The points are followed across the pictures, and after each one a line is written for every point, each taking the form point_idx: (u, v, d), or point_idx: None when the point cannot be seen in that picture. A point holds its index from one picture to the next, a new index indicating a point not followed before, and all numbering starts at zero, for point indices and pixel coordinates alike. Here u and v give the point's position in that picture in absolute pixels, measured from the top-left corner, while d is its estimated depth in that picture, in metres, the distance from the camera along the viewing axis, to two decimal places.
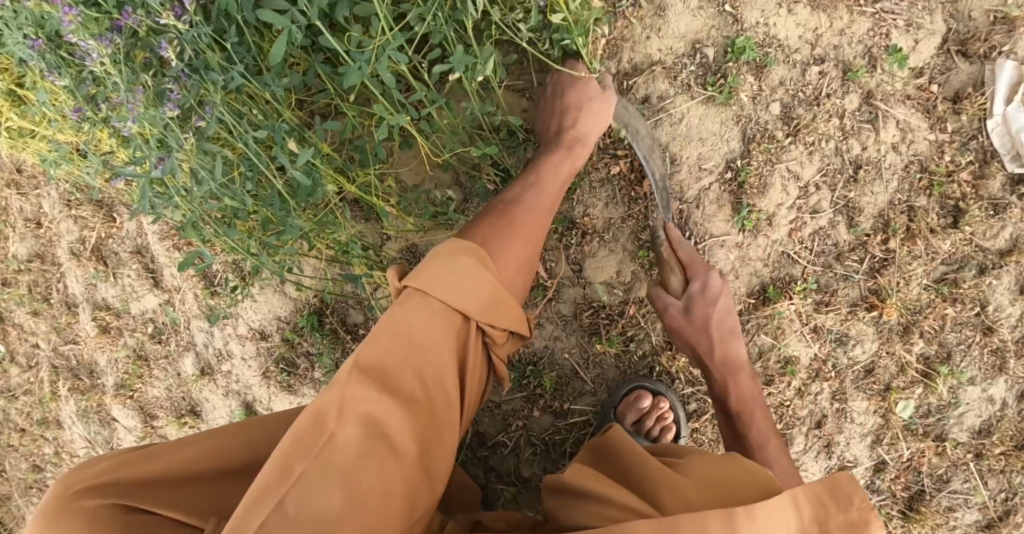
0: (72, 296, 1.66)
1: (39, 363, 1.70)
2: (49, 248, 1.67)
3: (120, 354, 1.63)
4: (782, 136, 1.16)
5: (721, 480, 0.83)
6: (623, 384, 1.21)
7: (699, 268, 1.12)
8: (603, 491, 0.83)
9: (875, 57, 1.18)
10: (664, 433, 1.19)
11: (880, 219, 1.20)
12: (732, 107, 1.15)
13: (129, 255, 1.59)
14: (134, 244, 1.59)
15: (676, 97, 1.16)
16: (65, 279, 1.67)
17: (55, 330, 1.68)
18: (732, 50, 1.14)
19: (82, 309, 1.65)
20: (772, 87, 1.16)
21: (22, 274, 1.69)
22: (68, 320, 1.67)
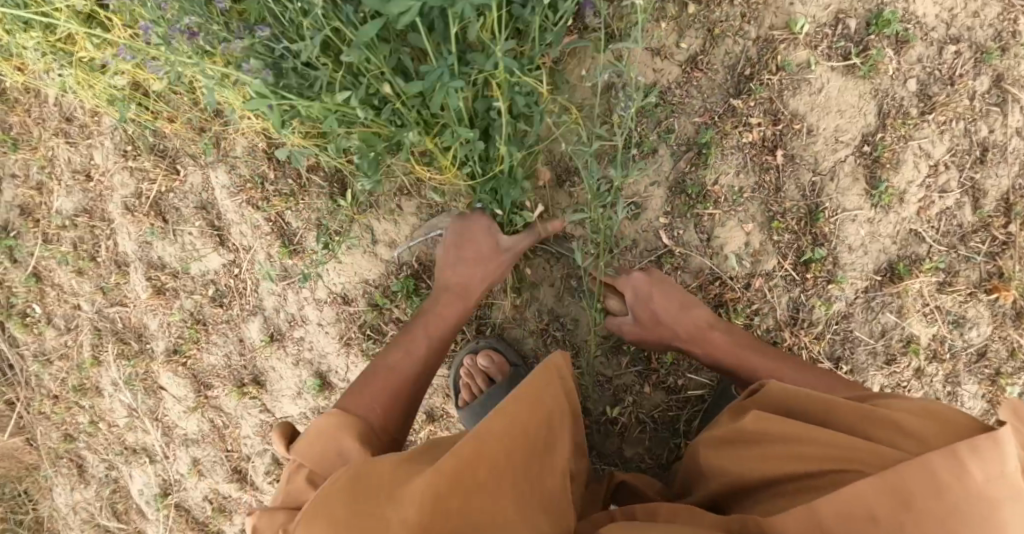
0: (122, 254, 1.56)
1: (80, 325, 1.62)
2: (99, 202, 1.59)
3: (174, 318, 1.53)
4: (917, 113, 1.15)
5: (928, 421, 0.78)
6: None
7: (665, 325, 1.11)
8: (803, 432, 0.81)
9: (1008, 41, 1.14)
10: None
11: (1003, 203, 1.18)
12: (871, 82, 1.14)
13: (192, 211, 1.49)
14: (198, 199, 1.49)
15: (816, 65, 1.14)
16: (115, 237, 1.57)
17: (101, 290, 1.59)
18: (876, 23, 1.12)
19: (134, 269, 1.55)
20: (910, 63, 1.14)
21: (66, 231, 1.60)
22: (117, 280, 1.57)
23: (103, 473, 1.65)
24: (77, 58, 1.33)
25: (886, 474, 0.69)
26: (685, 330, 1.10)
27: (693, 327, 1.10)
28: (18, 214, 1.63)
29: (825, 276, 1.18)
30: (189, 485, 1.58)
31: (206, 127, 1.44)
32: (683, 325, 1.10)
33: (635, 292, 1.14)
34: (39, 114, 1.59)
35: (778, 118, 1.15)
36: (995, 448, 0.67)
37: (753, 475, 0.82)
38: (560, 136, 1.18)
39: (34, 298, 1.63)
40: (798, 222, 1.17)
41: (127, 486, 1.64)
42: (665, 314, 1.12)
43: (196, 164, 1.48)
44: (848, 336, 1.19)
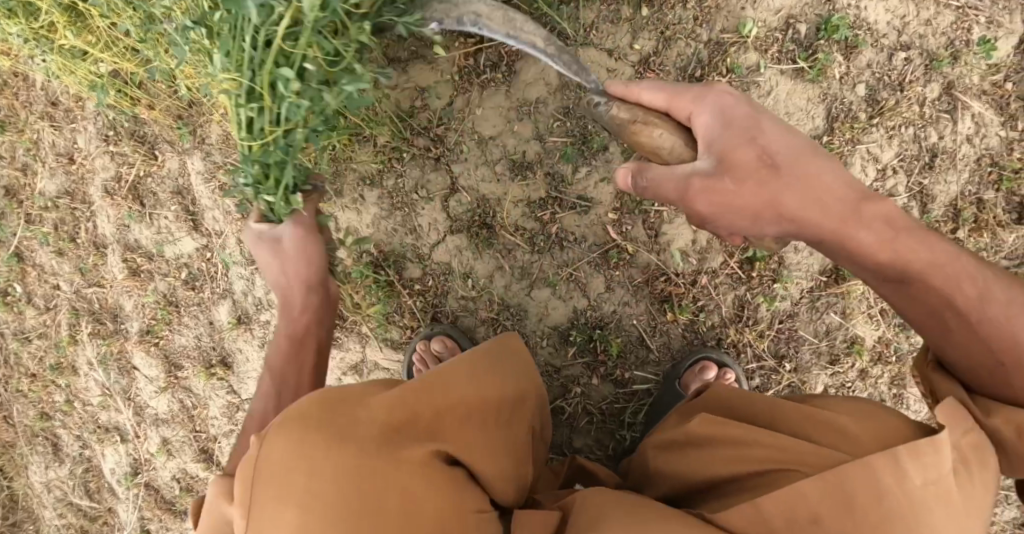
0: (101, 236, 1.61)
1: (58, 305, 1.66)
2: (81, 185, 1.63)
3: (148, 300, 1.57)
4: (865, 117, 1.17)
5: (857, 420, 0.80)
6: (689, 355, 1.21)
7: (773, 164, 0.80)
8: (741, 433, 0.82)
9: (959, 51, 1.17)
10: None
11: (951, 208, 1.20)
12: (820, 86, 1.16)
13: (168, 196, 1.54)
14: (174, 185, 1.54)
15: (766, 68, 1.16)
16: (95, 219, 1.62)
17: (80, 271, 1.63)
18: (825, 28, 1.14)
19: (111, 251, 1.60)
20: (859, 69, 1.16)
21: (48, 212, 1.65)
22: (95, 261, 1.61)
23: (77, 452, 1.69)
24: (60, 44, 1.38)
25: (827, 474, 0.71)
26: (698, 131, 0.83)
27: (722, 117, 0.82)
28: (4, 195, 1.68)
29: (771, 275, 1.20)
30: (159, 464, 1.62)
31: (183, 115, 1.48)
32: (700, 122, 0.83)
33: (676, 104, 0.85)
34: (26, 98, 1.64)
35: None
36: (933, 447, 0.71)
37: (696, 477, 0.83)
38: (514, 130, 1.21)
39: (14, 278, 1.68)
40: None
41: (99, 465, 1.68)
42: (663, 118, 0.87)
43: (174, 150, 1.52)
44: (793, 335, 1.21)
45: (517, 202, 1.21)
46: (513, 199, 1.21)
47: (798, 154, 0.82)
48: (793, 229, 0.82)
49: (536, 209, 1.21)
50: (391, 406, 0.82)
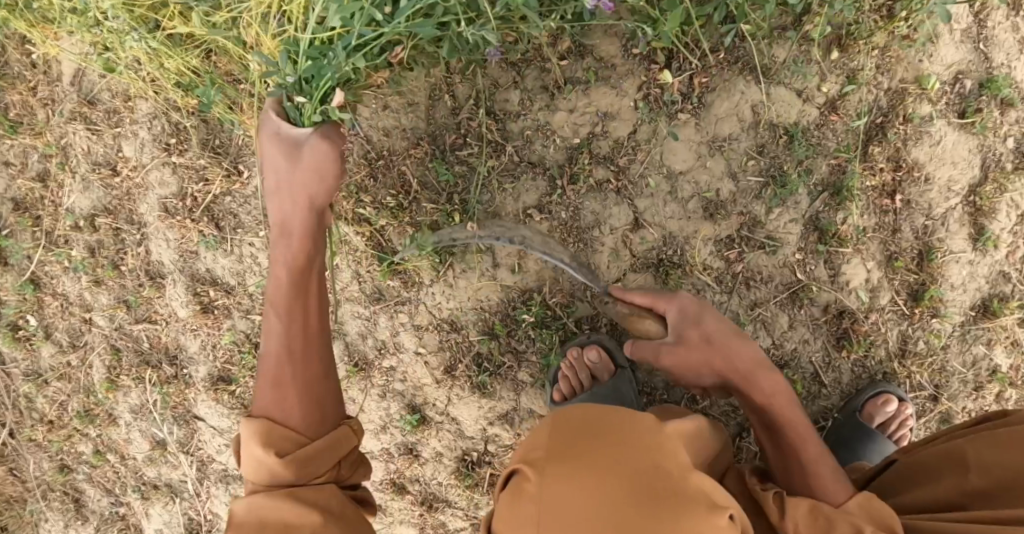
0: (157, 264, 1.36)
1: (90, 344, 1.38)
2: (126, 201, 1.36)
3: (224, 340, 1.35)
4: (1011, 167, 1.26)
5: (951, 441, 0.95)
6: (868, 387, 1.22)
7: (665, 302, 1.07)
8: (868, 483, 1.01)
9: None
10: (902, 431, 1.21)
11: None
12: (981, 137, 1.24)
13: (258, 220, 1.33)
14: (264, 206, 1.33)
15: (937, 119, 1.23)
16: (147, 243, 1.36)
17: (124, 304, 1.36)
18: (989, 85, 1.24)
19: (172, 281, 1.35)
20: (1009, 123, 1.26)
21: (79, 233, 1.36)
22: (150, 293, 1.35)
23: (107, 509, 1.41)
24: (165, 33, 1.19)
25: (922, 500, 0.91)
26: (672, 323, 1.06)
27: (686, 312, 1.05)
28: (12, 207, 1.37)
29: (931, 312, 1.25)
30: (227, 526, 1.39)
31: None
32: (671, 312, 1.06)
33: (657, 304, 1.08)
34: (53, 93, 1.34)
35: (901, 165, 1.23)
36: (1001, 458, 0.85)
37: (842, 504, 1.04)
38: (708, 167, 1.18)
39: (29, 307, 1.37)
40: (911, 261, 1.25)
41: (140, 525, 1.41)
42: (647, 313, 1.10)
43: None
44: (945, 368, 1.27)
45: (707, 239, 1.18)
46: (703, 238, 1.18)
47: (729, 335, 1.03)
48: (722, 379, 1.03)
49: (723, 247, 1.19)
50: (582, 425, 0.75)
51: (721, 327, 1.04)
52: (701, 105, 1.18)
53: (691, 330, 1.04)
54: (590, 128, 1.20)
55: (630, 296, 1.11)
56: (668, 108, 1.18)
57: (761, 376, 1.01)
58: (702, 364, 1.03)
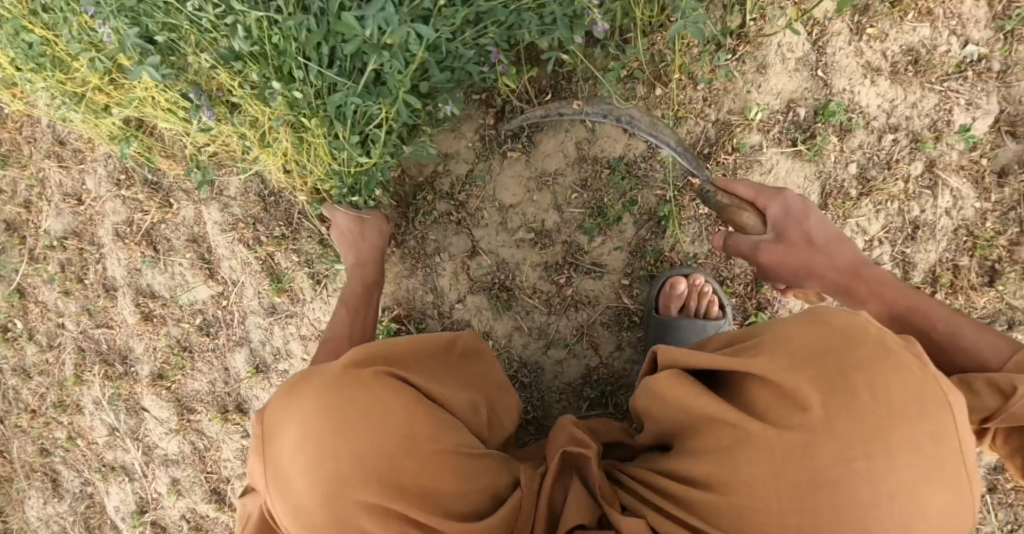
0: (110, 279, 1.62)
1: (62, 344, 1.67)
2: (88, 226, 1.63)
3: (161, 343, 1.60)
4: (856, 194, 1.28)
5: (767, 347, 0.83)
6: (654, 285, 1.27)
7: (771, 196, 1.04)
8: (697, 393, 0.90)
9: (939, 129, 1.33)
10: (710, 306, 1.24)
11: (930, 274, 1.32)
12: (817, 164, 1.27)
13: (183, 243, 1.56)
14: (189, 232, 1.56)
15: (768, 148, 1.26)
16: (104, 261, 1.63)
17: (87, 312, 1.65)
18: (822, 112, 1.26)
19: (122, 293, 1.62)
20: (851, 149, 1.28)
21: (53, 251, 1.65)
22: (104, 303, 1.63)
23: (78, 488, 1.71)
24: (86, 100, 1.35)
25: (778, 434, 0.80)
26: (771, 218, 1.04)
27: (789, 211, 1.03)
28: (4, 229, 1.67)
29: None
30: (166, 504, 1.65)
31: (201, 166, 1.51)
32: (776, 210, 1.04)
33: (760, 199, 1.06)
34: (30, 134, 1.62)
35: None
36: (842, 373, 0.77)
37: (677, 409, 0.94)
38: (534, 199, 1.29)
39: (17, 313, 1.69)
40: (745, 287, 1.29)
41: (102, 501, 1.70)
42: (748, 206, 1.06)
43: (189, 198, 1.54)
44: None
45: (534, 265, 1.31)
46: (530, 264, 1.31)
47: (832, 235, 1.01)
48: (833, 287, 1.00)
49: (551, 273, 1.31)
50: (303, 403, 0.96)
51: (824, 228, 1.01)
52: (530, 145, 1.29)
53: (794, 230, 1.02)
54: (433, 169, 1.33)
55: (733, 189, 1.09)
56: (501, 145, 1.30)
57: (833, 250, 1.00)
58: (799, 266, 1.01)
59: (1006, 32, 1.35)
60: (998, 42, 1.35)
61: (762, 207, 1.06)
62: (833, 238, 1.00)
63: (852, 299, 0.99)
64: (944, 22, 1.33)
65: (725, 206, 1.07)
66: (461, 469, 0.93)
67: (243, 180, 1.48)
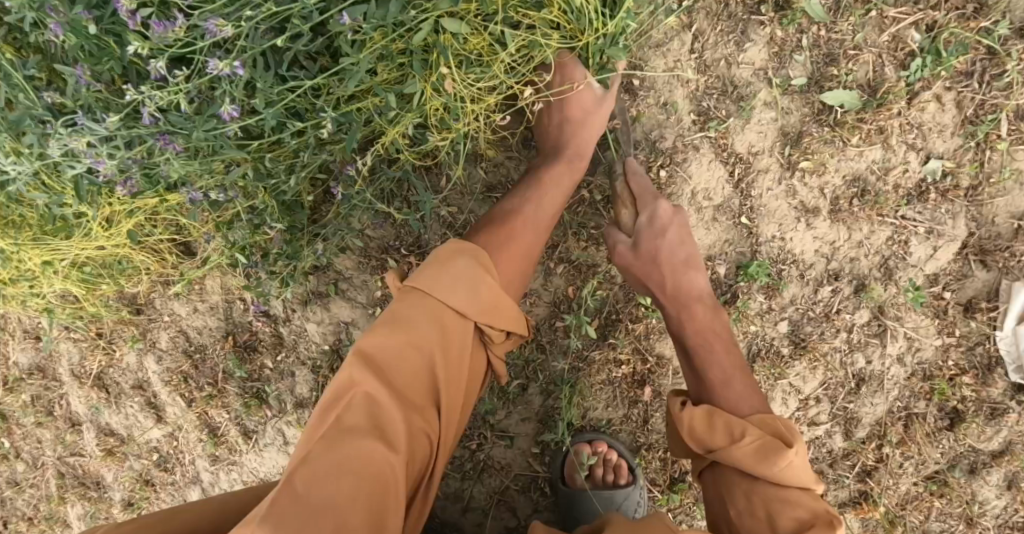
0: (75, 414, 1.56)
1: (45, 465, 1.60)
2: (51, 362, 1.56)
3: (126, 475, 1.56)
4: (787, 352, 1.16)
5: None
6: (558, 456, 1.21)
7: (709, 393, 0.97)
8: None
9: (892, 268, 1.16)
10: (618, 471, 1.18)
11: (876, 427, 1.19)
12: (740, 327, 1.15)
13: (131, 388, 1.52)
14: (135, 378, 1.51)
15: None
16: (67, 398, 1.56)
17: (61, 442, 1.58)
18: (744, 271, 1.13)
19: (87, 428, 1.56)
20: (782, 304, 1.15)
21: (28, 382, 1.57)
22: (72, 436, 1.57)
23: None
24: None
25: None
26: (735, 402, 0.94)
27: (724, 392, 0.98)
28: None
29: (691, 498, 1.21)
30: None
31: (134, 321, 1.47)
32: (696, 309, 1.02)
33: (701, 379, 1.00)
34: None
35: (646, 358, 1.17)
36: None
37: None
38: None
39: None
40: (664, 451, 1.21)
41: None
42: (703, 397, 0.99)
43: (131, 346, 1.49)
44: None
45: None
46: None
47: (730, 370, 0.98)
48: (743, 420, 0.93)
49: (462, 439, 1.25)
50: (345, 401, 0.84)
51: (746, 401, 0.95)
52: None
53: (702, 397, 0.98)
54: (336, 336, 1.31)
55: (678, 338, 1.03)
56: None
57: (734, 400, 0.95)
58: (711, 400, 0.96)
59: (977, 140, 1.14)
60: (967, 152, 1.14)
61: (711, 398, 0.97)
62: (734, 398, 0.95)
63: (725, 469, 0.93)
64: (900, 138, 1.13)
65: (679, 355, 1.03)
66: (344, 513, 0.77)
67: (170, 334, 1.45)
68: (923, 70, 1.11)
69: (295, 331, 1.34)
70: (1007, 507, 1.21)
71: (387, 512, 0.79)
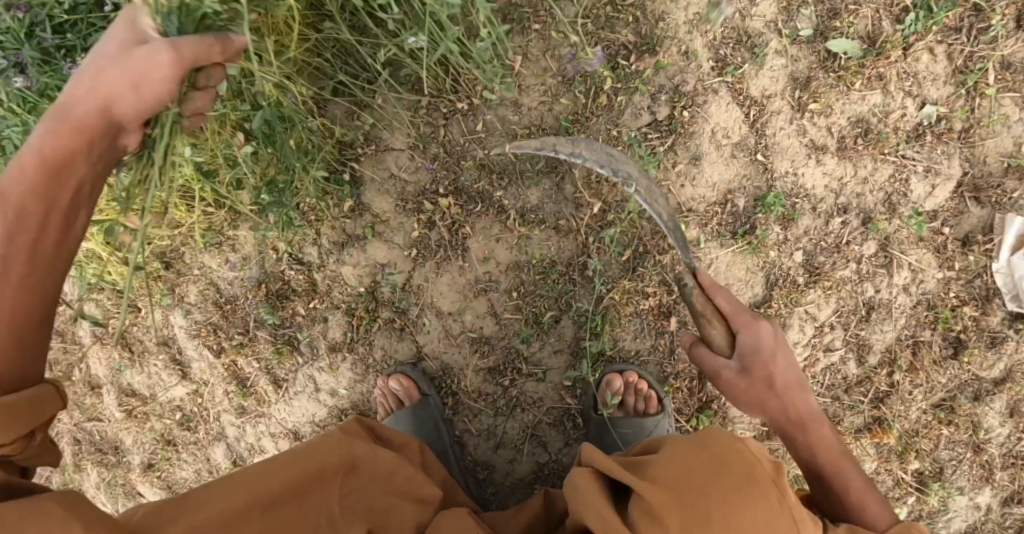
0: (95, 377, 1.58)
1: (60, 432, 1.60)
2: (71, 324, 1.57)
3: (148, 437, 1.57)
4: (803, 282, 1.24)
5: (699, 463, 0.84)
6: (589, 388, 1.27)
7: (745, 322, 0.99)
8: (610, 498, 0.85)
9: (894, 203, 1.25)
10: (647, 402, 1.24)
11: (886, 355, 1.27)
12: (759, 256, 1.23)
13: (155, 345, 1.53)
14: (159, 335, 1.53)
15: (707, 242, 1.23)
16: (88, 361, 1.57)
17: (78, 407, 1.58)
18: (762, 203, 1.22)
19: (107, 391, 1.57)
20: (798, 236, 1.23)
21: (46, 346, 1.58)
22: (91, 400, 1.58)
23: None
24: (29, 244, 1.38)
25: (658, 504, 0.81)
26: (739, 344, 0.99)
27: (764, 345, 0.97)
28: None
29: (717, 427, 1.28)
30: None
31: (164, 276, 1.49)
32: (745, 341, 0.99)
33: (734, 321, 1.00)
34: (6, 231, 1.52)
35: (671, 290, 1.26)
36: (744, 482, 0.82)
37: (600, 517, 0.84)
38: (470, 312, 1.30)
39: None
40: (690, 382, 1.27)
41: None
42: (720, 323, 1.00)
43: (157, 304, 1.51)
44: None
45: (479, 371, 1.31)
46: (474, 369, 1.31)
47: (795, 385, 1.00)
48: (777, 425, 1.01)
49: (496, 376, 1.30)
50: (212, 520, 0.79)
51: (788, 373, 0.99)
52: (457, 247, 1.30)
53: (757, 364, 0.98)
54: (371, 278, 1.36)
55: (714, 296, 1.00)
56: (436, 253, 1.31)
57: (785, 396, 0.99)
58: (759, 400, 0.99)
59: (967, 88, 1.25)
60: (959, 99, 1.26)
61: (734, 328, 1.00)
62: (799, 419, 1.00)
63: (789, 439, 1.02)
64: (898, 85, 1.25)
65: (699, 315, 1.00)
66: (298, 506, 0.85)
67: (200, 287, 1.48)
68: (917, 24, 1.23)
69: (330, 276, 1.38)
70: (1010, 435, 1.29)
71: (312, 503, 0.87)
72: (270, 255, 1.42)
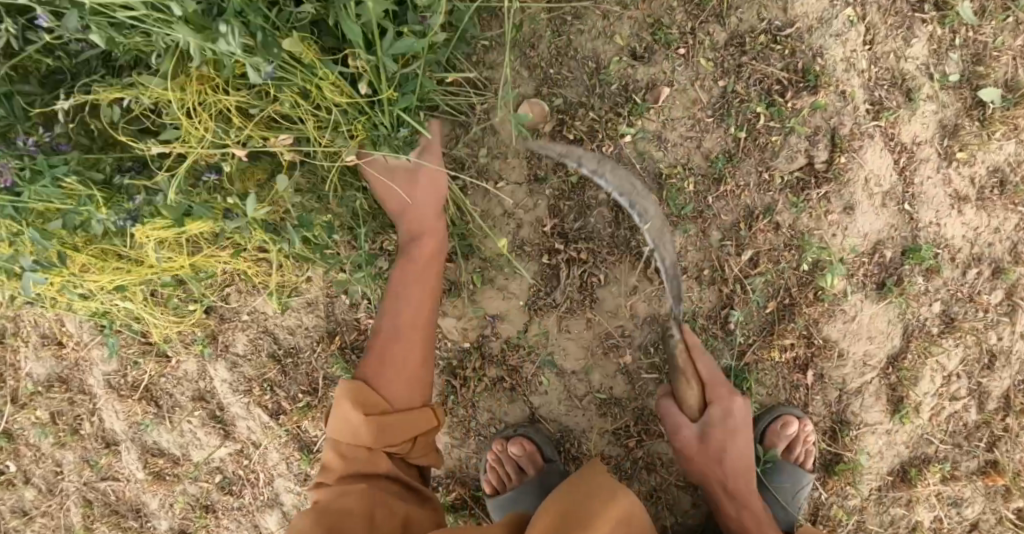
0: (111, 432, 1.37)
1: (66, 492, 1.40)
2: (76, 371, 1.36)
3: (179, 502, 1.37)
4: (937, 332, 1.22)
5: None
6: None
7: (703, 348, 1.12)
8: None
9: (1020, 252, 1.22)
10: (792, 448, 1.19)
11: (1003, 400, 1.25)
12: (901, 308, 1.20)
13: (190, 401, 1.34)
14: (195, 388, 1.34)
15: (852, 293, 1.19)
16: (100, 413, 1.37)
17: (89, 464, 1.38)
18: (911, 254, 1.18)
19: (125, 448, 1.37)
20: (935, 288, 1.21)
21: (45, 397, 1.37)
22: (107, 459, 1.37)
23: None
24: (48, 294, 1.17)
25: None
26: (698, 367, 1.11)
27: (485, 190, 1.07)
28: None
29: (846, 479, 1.25)
30: None
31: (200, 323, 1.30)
32: (717, 410, 1.08)
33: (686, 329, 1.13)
34: None
35: (812, 341, 1.20)
36: None
37: None
38: (598, 369, 1.20)
39: (8, 457, 1.40)
40: (823, 437, 1.24)
41: None
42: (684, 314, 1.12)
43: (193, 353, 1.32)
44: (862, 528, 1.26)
45: (603, 433, 1.21)
46: (599, 431, 1.21)
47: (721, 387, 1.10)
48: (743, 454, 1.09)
49: (620, 437, 1.21)
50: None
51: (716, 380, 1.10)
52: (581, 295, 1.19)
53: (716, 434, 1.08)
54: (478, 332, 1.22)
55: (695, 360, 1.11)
56: (558, 305, 1.19)
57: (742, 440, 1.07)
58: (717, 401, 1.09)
59: None
60: None
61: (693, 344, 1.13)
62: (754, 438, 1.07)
63: None
64: None
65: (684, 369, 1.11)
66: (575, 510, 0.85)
67: (250, 336, 1.30)
68: None
69: None
70: None
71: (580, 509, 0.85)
72: (343, 301, 1.26)
